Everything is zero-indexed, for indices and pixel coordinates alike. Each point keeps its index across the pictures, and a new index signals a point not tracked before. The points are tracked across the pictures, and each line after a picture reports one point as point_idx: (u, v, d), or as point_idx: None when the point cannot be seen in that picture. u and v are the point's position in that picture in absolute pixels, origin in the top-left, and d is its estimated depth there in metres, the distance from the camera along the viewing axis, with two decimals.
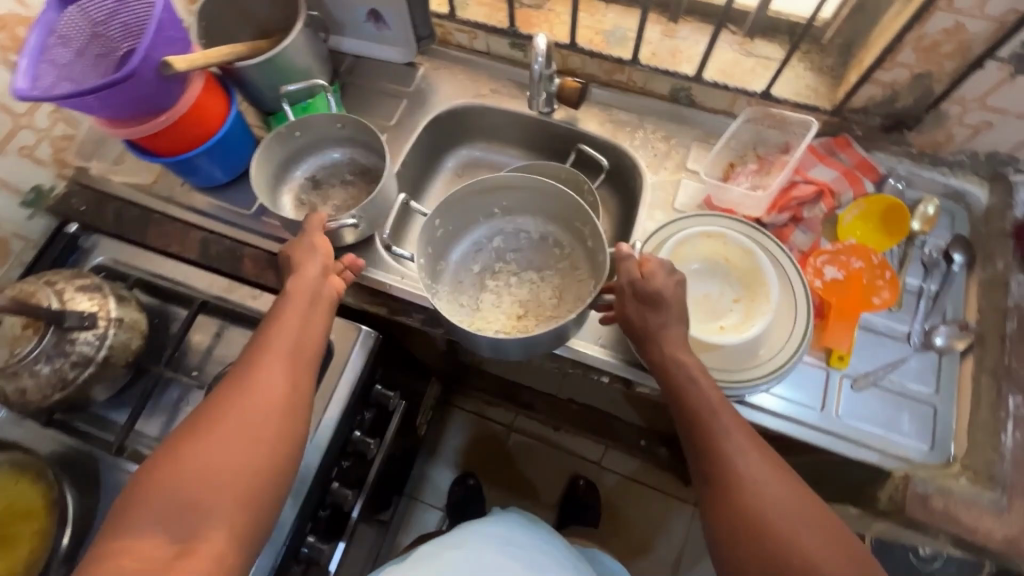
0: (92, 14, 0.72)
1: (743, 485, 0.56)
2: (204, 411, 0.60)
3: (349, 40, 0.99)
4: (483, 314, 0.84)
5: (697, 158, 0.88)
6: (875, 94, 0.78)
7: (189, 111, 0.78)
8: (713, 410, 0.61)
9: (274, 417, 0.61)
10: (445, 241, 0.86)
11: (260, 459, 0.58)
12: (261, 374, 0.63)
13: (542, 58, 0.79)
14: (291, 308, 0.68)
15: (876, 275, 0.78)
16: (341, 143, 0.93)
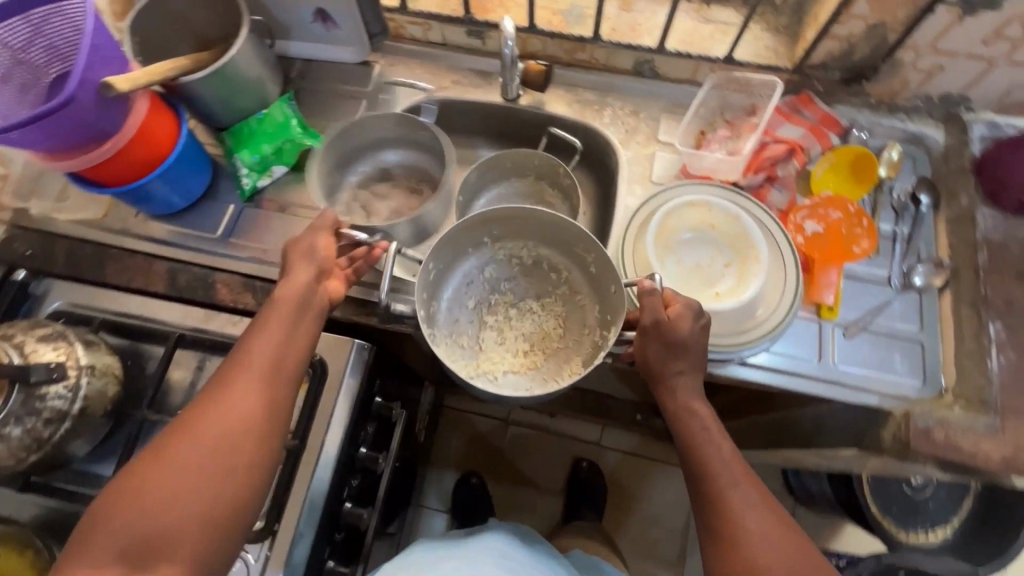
0: (9, 40, 0.66)
1: (749, 540, 0.57)
2: (180, 425, 0.58)
3: (297, 44, 0.94)
4: (488, 352, 0.82)
5: (668, 130, 0.89)
6: (832, 49, 0.80)
7: (137, 134, 0.72)
8: (723, 462, 0.62)
9: (246, 434, 0.58)
10: (435, 281, 0.82)
11: (230, 481, 0.56)
12: (240, 390, 0.60)
13: (512, 41, 0.79)
14: (277, 314, 0.65)
15: (853, 224, 0.80)
16: (393, 147, 0.94)
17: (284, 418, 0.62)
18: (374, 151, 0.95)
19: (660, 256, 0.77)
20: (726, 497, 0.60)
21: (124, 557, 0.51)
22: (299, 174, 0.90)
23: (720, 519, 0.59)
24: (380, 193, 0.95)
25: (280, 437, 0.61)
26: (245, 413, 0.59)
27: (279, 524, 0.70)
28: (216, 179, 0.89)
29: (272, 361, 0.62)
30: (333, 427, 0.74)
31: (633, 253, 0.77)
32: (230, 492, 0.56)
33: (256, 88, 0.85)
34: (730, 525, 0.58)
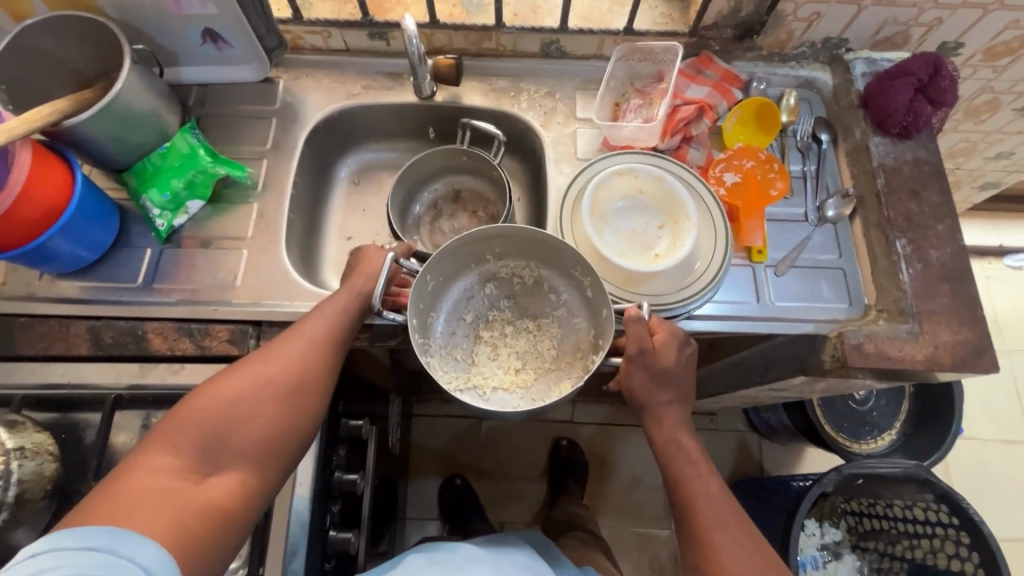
0: None
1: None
2: (259, 354, 0.63)
3: (190, 70, 0.89)
4: (480, 369, 0.82)
5: (585, 106, 0.91)
6: (722, 9, 0.84)
7: (27, 189, 0.66)
8: (710, 503, 0.66)
9: (304, 382, 0.62)
10: (434, 293, 0.82)
11: (282, 421, 0.59)
12: (309, 336, 0.65)
13: (416, 39, 0.78)
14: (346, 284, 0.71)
15: (766, 171, 0.85)
16: (462, 171, 0.97)
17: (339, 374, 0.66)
18: (437, 175, 0.97)
19: (597, 231, 0.79)
20: (709, 537, 0.64)
21: (194, 452, 0.54)
22: (217, 205, 0.85)
23: (704, 556, 0.64)
24: (449, 216, 0.98)
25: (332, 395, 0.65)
26: (305, 358, 0.63)
27: (264, 566, 0.68)
28: (126, 224, 0.84)
29: (335, 319, 0.68)
30: (305, 457, 0.72)
31: (573, 234, 0.78)
32: (280, 430, 0.59)
33: (152, 121, 0.79)
34: (711, 559, 0.63)
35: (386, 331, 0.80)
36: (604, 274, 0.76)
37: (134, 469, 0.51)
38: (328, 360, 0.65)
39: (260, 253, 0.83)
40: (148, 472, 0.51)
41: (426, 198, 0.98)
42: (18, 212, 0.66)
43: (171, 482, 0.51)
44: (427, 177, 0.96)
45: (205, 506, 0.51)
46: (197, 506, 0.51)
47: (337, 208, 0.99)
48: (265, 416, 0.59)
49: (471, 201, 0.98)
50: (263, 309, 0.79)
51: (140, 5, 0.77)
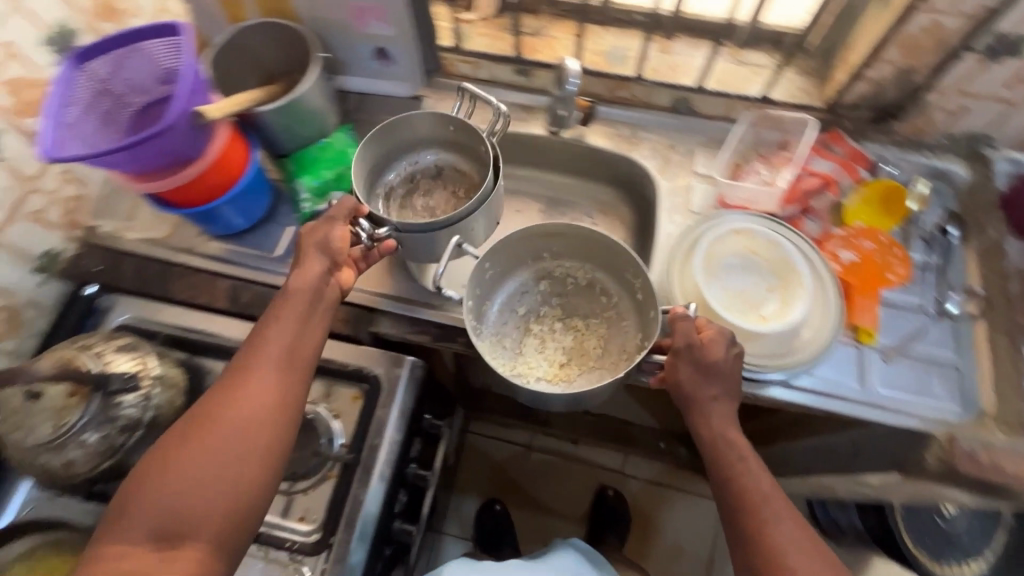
0: (99, 73, 0.76)
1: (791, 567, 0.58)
2: (203, 408, 0.61)
3: (355, 79, 1.01)
4: (526, 359, 0.84)
5: (706, 163, 0.93)
6: (864, 91, 0.86)
7: (217, 160, 0.77)
8: (766, 495, 0.63)
9: (263, 426, 0.61)
10: (491, 281, 0.86)
11: (250, 468, 0.59)
12: (254, 377, 0.63)
13: (575, 79, 0.84)
14: (288, 313, 0.67)
15: (885, 254, 0.84)
16: (440, 146, 0.90)
17: (300, 405, 0.65)
18: (419, 149, 0.91)
19: (706, 281, 0.79)
20: (764, 529, 0.61)
21: (155, 528, 0.54)
22: None
23: (762, 546, 0.60)
24: (425, 191, 0.90)
25: (295, 425, 0.64)
26: (253, 402, 0.61)
27: (335, 535, 0.72)
28: (276, 203, 0.94)
29: (286, 351, 0.65)
30: (388, 441, 0.76)
31: (680, 280, 0.79)
32: (252, 477, 0.59)
33: (317, 118, 0.90)
34: (769, 549, 0.60)
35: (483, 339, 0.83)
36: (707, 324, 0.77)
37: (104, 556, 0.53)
38: (287, 396, 0.64)
39: None
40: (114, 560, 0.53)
41: (399, 172, 0.91)
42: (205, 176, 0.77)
43: (140, 563, 0.53)
44: (409, 147, 0.90)
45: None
46: None
47: None
48: (228, 474, 0.58)
49: (451, 179, 0.89)
50: (380, 300, 0.86)
51: (334, 20, 0.89)
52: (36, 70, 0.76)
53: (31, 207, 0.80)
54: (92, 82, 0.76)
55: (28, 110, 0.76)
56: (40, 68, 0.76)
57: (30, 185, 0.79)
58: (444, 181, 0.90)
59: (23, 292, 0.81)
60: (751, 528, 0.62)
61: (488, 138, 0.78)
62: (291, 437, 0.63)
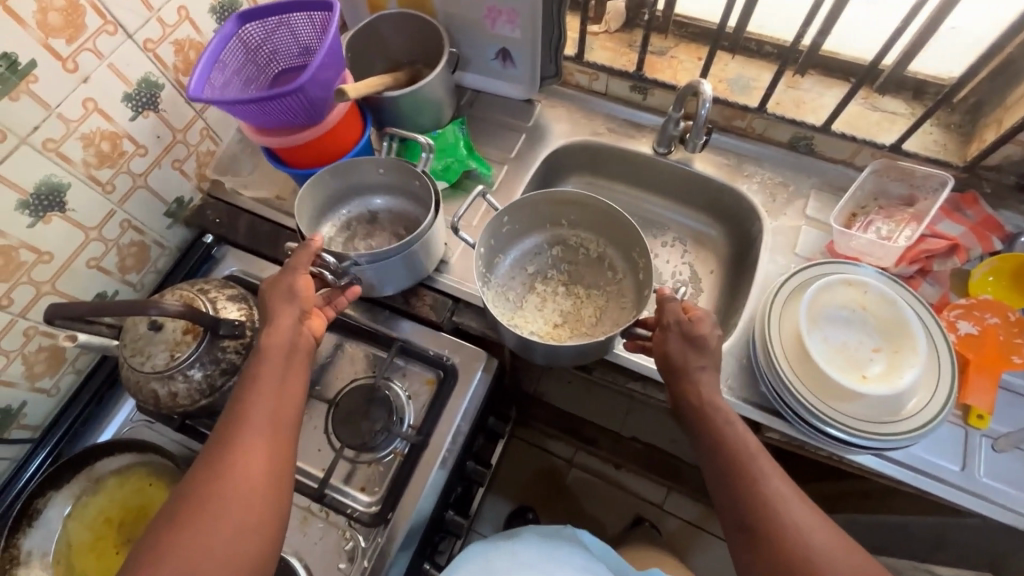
0: (248, 40, 0.82)
1: (783, 514, 0.58)
2: (181, 495, 0.55)
3: (472, 76, 1.04)
4: (524, 313, 0.93)
5: (818, 207, 0.90)
6: (1013, 153, 0.78)
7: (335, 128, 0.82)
8: (752, 447, 0.63)
9: (262, 495, 0.56)
10: (508, 238, 0.95)
11: (253, 543, 0.54)
12: (239, 448, 0.57)
13: (708, 105, 0.81)
14: (268, 372, 0.62)
15: (1011, 334, 0.77)
16: (386, 191, 0.89)
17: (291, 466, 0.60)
18: (364, 196, 0.90)
19: (807, 330, 0.74)
20: (757, 486, 0.60)
21: None
22: (456, 191, 0.95)
23: (759, 507, 0.59)
24: (366, 235, 0.88)
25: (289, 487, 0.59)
26: (242, 476, 0.56)
27: (393, 513, 0.74)
28: None
29: (274, 411, 0.61)
30: (456, 429, 0.77)
31: (779, 323, 0.75)
32: (256, 551, 0.54)
33: (435, 109, 0.94)
34: (760, 498, 0.60)
35: None
36: (802, 375, 0.71)
37: None
38: (280, 459, 0.59)
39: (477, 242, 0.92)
40: None
41: (339, 221, 0.90)
42: (317, 141, 0.82)
43: None
44: (357, 191, 0.89)
45: None
46: None
47: None
48: (230, 553, 0.52)
49: (391, 222, 0.90)
50: (466, 289, 0.86)
51: (465, 17, 0.92)
52: (200, 33, 0.83)
53: (174, 156, 0.87)
54: (242, 49, 0.82)
55: (187, 69, 0.83)
56: (204, 32, 0.84)
57: (178, 136, 0.86)
58: (383, 224, 0.90)
59: (154, 232, 0.89)
60: (740, 481, 0.61)
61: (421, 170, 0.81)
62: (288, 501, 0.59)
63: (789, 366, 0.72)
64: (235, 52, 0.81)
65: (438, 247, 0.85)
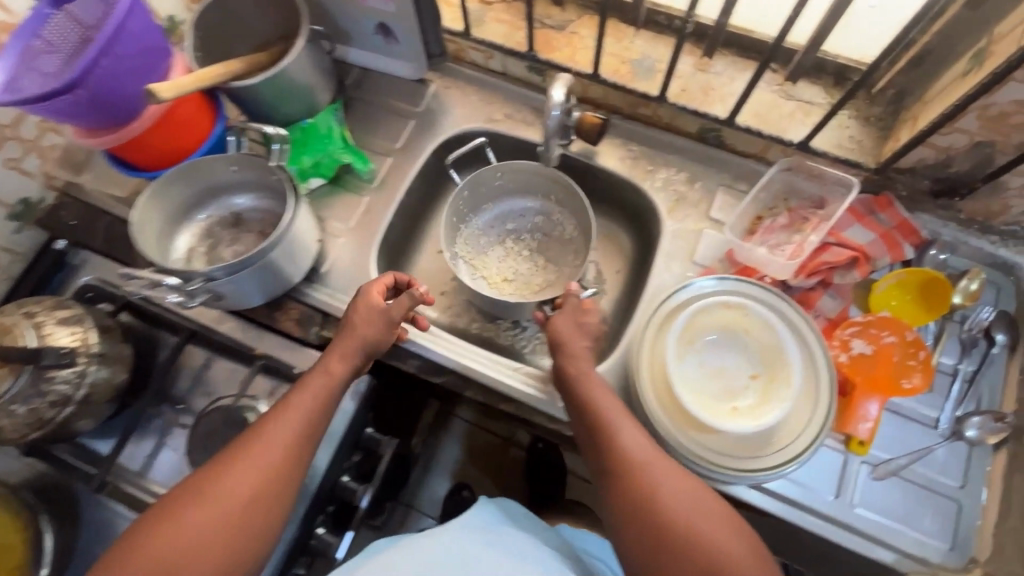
0: (83, 18, 0.67)
1: (647, 478, 0.57)
2: (216, 461, 0.61)
3: (356, 51, 0.93)
4: (484, 258, 0.94)
5: (723, 207, 0.82)
6: (926, 157, 0.70)
7: (166, 120, 0.72)
8: (610, 415, 0.63)
9: (267, 490, 0.60)
10: (501, 189, 0.94)
11: (255, 522, 0.59)
12: (273, 428, 0.63)
13: (559, 110, 0.70)
14: (316, 384, 0.68)
15: (906, 355, 0.72)
16: (249, 189, 0.81)
17: (304, 469, 0.64)
18: (225, 194, 0.81)
19: (681, 355, 0.70)
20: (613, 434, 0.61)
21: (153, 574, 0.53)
22: (335, 187, 0.87)
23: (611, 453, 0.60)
24: (231, 240, 0.81)
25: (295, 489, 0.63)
26: (276, 458, 0.61)
27: None
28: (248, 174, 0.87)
29: (307, 417, 0.65)
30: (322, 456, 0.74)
31: (652, 348, 0.70)
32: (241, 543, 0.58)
33: (306, 95, 0.84)
34: (618, 464, 0.59)
35: (435, 366, 0.78)
36: (668, 406, 0.67)
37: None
38: (296, 463, 0.63)
39: (355, 246, 0.85)
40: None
41: (198, 227, 0.80)
42: (150, 140, 0.73)
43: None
44: (219, 191, 0.80)
45: None
46: None
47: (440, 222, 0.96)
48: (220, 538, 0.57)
49: (257, 222, 0.82)
50: (337, 303, 0.82)
51: None
52: (10, 14, 0.72)
53: (6, 155, 0.78)
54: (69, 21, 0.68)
55: None
56: (16, 12, 0.73)
57: (6, 133, 0.77)
58: (249, 226, 0.82)
59: None
60: (600, 446, 0.61)
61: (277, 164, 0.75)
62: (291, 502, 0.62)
63: (656, 396, 0.67)
64: (65, 31, 0.67)
65: (309, 245, 0.79)
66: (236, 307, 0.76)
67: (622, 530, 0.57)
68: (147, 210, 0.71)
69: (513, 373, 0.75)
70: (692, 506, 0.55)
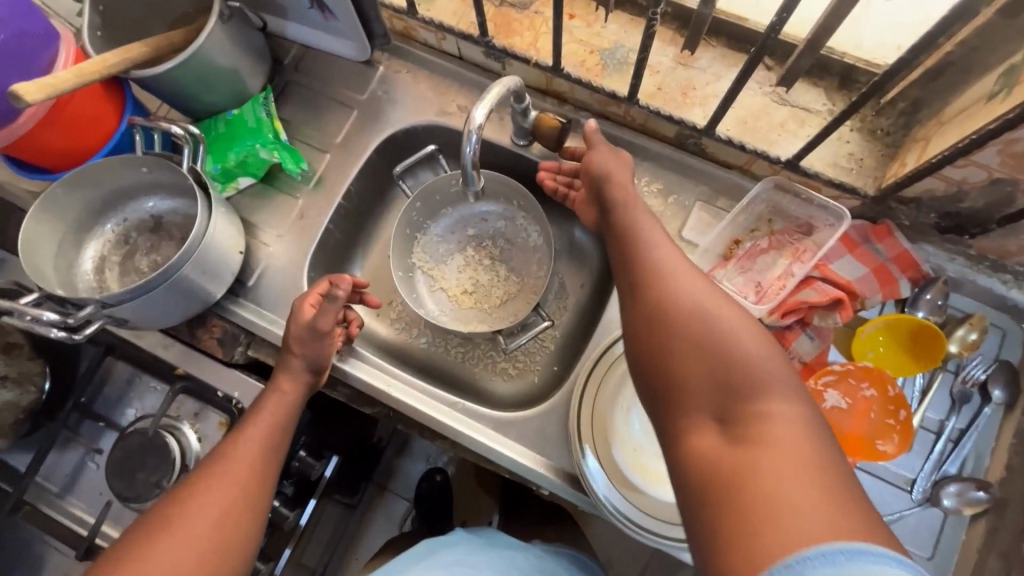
0: None
1: (673, 275, 0.49)
2: (181, 486, 0.55)
3: (294, 26, 0.79)
4: (441, 269, 0.86)
5: (697, 227, 0.72)
6: (935, 188, 0.59)
7: (56, 115, 0.63)
8: (652, 232, 0.56)
9: (234, 513, 0.54)
10: (457, 195, 0.84)
11: (226, 545, 0.53)
12: (240, 441, 0.59)
13: (473, 142, 0.55)
14: (273, 402, 0.63)
15: (884, 413, 0.64)
16: (164, 190, 0.73)
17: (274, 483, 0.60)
18: (138, 196, 0.73)
19: (627, 404, 0.63)
20: (645, 247, 0.53)
21: None
22: (269, 187, 0.79)
23: (639, 263, 0.52)
24: (147, 249, 0.74)
25: (265, 512, 0.57)
26: (246, 473, 0.57)
27: None
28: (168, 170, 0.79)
29: (268, 435, 0.60)
30: None
31: (595, 397, 0.63)
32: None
33: (228, 83, 0.74)
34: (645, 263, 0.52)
35: (366, 395, 0.73)
36: (601, 461, 0.61)
37: None
38: (261, 484, 0.57)
39: (288, 255, 0.77)
40: None
41: (110, 234, 0.73)
42: (44, 139, 0.64)
43: None
44: (131, 193, 0.72)
45: None
46: None
47: (389, 224, 0.87)
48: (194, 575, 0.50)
49: (176, 227, 0.74)
50: (264, 320, 0.75)
51: None
52: None
53: None
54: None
55: None
56: None
57: None
58: (167, 232, 0.74)
59: None
60: (630, 259, 0.54)
61: (186, 167, 0.66)
62: (262, 527, 0.57)
63: (594, 451, 0.61)
64: None
65: (231, 256, 0.71)
66: (154, 326, 0.69)
67: (640, 338, 0.48)
68: (38, 226, 0.64)
69: (448, 410, 0.70)
70: (713, 314, 0.45)
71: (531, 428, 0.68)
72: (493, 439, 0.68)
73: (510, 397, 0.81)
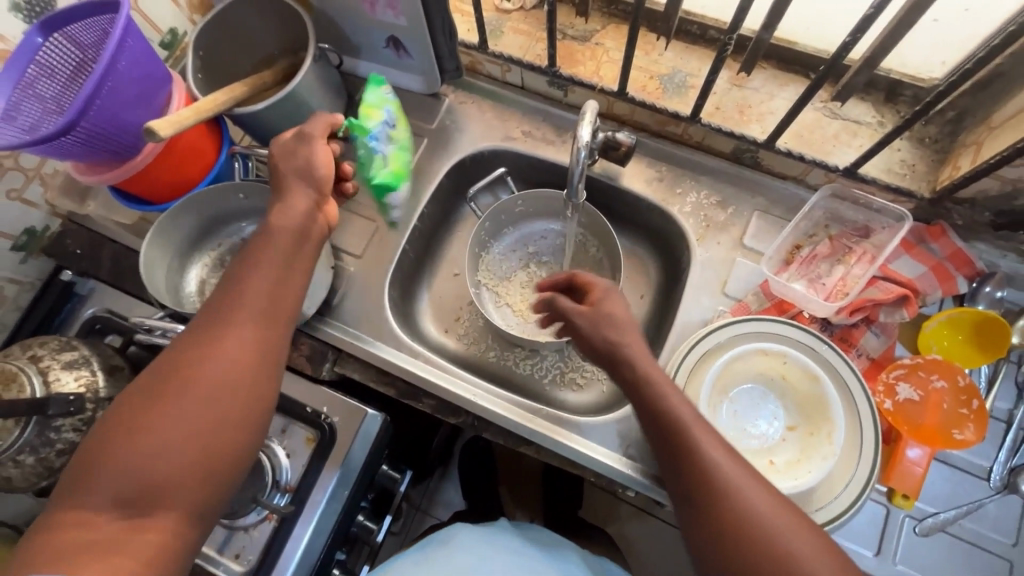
0: (81, 39, 0.63)
1: (731, 517, 0.49)
2: (170, 361, 0.53)
3: (367, 64, 0.86)
4: (507, 285, 0.90)
5: (758, 236, 0.75)
6: (990, 188, 0.64)
7: (170, 150, 0.68)
8: (700, 430, 0.53)
9: (225, 391, 0.52)
10: (520, 215, 0.89)
11: (230, 421, 0.52)
12: (226, 307, 0.55)
13: (585, 151, 0.60)
14: (266, 258, 0.58)
15: (958, 403, 0.67)
16: (257, 217, 0.78)
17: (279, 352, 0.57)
18: (234, 222, 0.78)
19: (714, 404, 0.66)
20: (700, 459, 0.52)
21: (120, 496, 0.47)
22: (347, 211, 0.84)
23: (696, 481, 0.51)
24: None
25: (268, 388, 0.55)
26: (238, 344, 0.54)
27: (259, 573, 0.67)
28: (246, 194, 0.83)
29: (265, 296, 0.56)
30: (332, 494, 0.70)
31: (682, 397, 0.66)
32: (224, 456, 0.51)
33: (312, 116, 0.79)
34: (702, 485, 0.51)
35: (450, 406, 0.76)
36: None
37: (53, 532, 0.46)
38: (255, 366, 0.54)
39: (366, 277, 0.81)
40: (89, 522, 0.46)
41: (209, 258, 0.78)
42: (155, 174, 0.69)
43: (118, 523, 0.47)
44: (227, 219, 0.77)
45: (156, 551, 0.47)
46: (155, 545, 0.47)
47: (456, 242, 0.92)
48: (200, 449, 0.50)
49: None
50: (353, 335, 0.78)
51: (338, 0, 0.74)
52: None
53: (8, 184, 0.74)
54: (72, 44, 0.63)
55: None
56: None
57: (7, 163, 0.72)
58: None
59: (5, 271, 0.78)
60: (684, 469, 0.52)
61: None
62: (261, 406, 0.54)
63: None
64: (62, 54, 0.63)
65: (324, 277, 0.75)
66: None
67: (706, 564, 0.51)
68: (153, 251, 0.69)
69: (535, 417, 0.72)
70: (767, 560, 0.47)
71: (615, 431, 0.71)
72: (581, 444, 0.71)
73: (582, 406, 0.83)
